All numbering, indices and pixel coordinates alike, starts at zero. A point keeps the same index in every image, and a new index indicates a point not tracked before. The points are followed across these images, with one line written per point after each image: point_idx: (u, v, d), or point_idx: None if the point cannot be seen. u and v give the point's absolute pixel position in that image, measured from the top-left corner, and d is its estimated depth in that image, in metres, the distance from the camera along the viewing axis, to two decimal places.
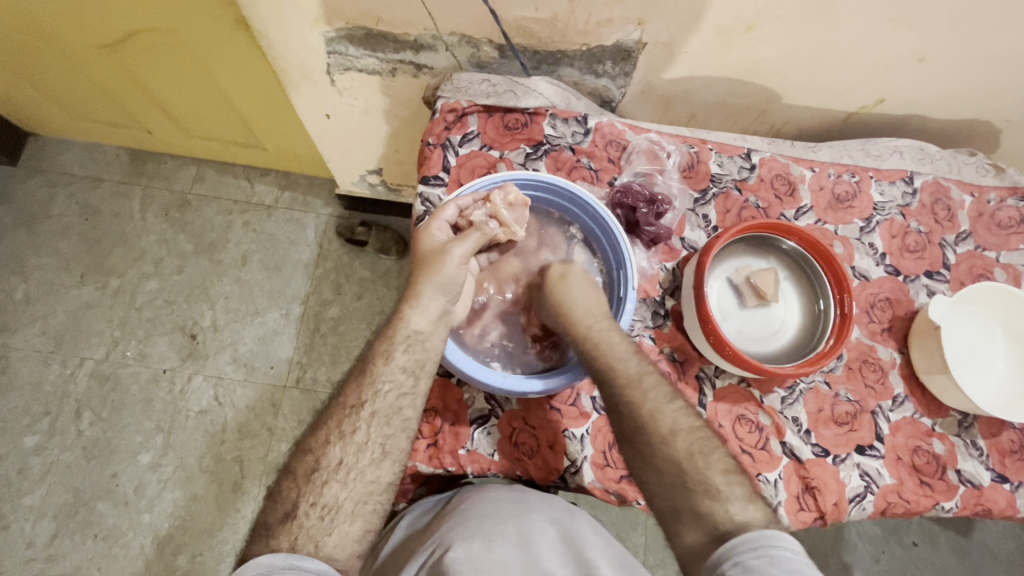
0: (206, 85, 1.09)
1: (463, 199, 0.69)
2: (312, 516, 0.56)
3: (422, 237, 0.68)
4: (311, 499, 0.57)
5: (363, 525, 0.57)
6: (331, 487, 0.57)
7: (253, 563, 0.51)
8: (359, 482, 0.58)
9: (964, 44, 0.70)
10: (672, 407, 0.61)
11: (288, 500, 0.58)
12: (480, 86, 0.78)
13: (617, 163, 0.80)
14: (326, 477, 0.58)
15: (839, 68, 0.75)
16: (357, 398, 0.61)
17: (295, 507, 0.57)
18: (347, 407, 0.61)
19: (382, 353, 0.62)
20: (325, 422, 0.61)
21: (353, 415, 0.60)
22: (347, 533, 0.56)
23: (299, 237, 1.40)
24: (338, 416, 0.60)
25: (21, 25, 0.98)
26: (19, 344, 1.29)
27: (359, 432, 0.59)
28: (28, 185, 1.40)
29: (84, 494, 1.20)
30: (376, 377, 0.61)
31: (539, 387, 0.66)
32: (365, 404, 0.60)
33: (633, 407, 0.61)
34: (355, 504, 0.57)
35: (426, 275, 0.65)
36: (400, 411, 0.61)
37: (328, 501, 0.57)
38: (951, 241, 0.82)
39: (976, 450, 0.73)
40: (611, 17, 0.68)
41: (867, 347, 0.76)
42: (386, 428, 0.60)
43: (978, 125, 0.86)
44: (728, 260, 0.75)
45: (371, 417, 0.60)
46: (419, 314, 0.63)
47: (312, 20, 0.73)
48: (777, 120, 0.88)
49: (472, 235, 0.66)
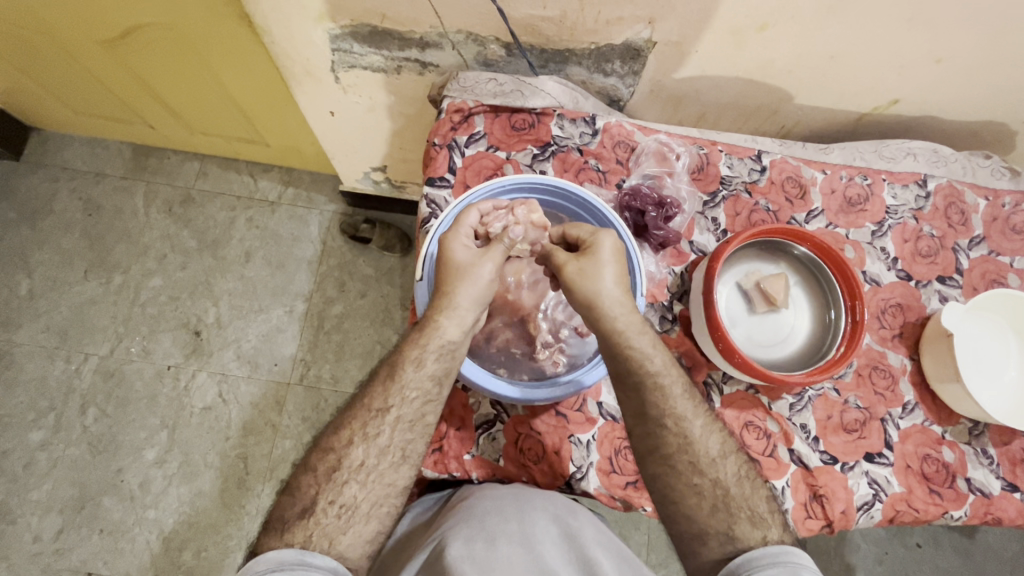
0: (209, 80, 1.08)
1: (484, 205, 0.66)
2: (329, 514, 0.56)
3: (449, 247, 0.63)
4: (329, 497, 0.57)
5: (376, 526, 0.57)
6: (350, 487, 0.57)
7: (262, 558, 0.51)
8: (378, 483, 0.58)
9: (983, 43, 0.68)
10: (688, 408, 0.61)
11: (307, 495, 0.57)
12: (486, 85, 0.77)
13: (625, 164, 0.79)
14: (346, 476, 0.58)
15: (854, 68, 0.73)
16: (384, 401, 0.60)
17: (314, 503, 0.56)
18: (372, 409, 0.60)
19: (412, 359, 0.60)
20: (348, 422, 0.60)
21: (378, 419, 0.59)
22: (361, 533, 0.56)
23: (303, 234, 1.39)
24: (362, 417, 0.60)
25: (25, 21, 0.97)
26: (23, 340, 1.29)
27: (383, 434, 0.59)
28: (31, 180, 1.39)
29: (90, 489, 1.20)
30: (405, 381, 0.60)
31: (512, 393, 0.65)
32: (391, 409, 0.59)
33: (646, 407, 0.60)
34: (372, 505, 0.57)
35: (457, 282, 0.62)
36: (424, 418, 0.60)
37: (346, 500, 0.57)
38: (965, 246, 0.81)
39: (986, 458, 0.72)
40: (622, 16, 0.67)
41: (878, 353, 0.75)
42: (409, 432, 0.60)
43: (993, 127, 0.85)
44: (738, 265, 0.74)
45: (396, 422, 0.59)
46: (450, 321, 0.61)
47: (316, 18, 0.72)
48: (787, 121, 0.86)
49: (500, 244, 0.64)
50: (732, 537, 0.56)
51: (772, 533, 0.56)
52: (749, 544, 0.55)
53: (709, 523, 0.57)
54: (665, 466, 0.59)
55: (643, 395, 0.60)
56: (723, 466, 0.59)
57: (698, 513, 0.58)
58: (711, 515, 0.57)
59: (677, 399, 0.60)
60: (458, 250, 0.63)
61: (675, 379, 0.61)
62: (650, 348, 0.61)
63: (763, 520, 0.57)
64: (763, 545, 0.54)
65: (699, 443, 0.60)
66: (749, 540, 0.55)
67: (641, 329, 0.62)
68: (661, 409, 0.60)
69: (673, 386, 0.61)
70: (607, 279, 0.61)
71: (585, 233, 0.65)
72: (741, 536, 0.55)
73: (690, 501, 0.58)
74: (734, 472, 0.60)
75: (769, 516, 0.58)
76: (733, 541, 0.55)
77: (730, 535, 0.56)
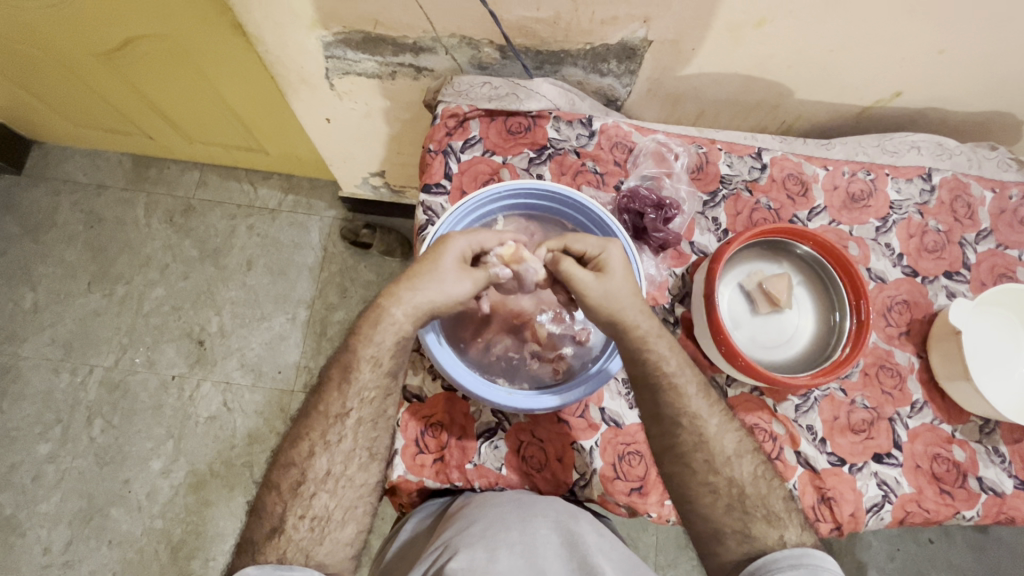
0: (207, 91, 1.08)
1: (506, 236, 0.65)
2: (301, 528, 0.56)
3: (450, 236, 0.62)
4: (299, 511, 0.57)
5: (355, 527, 0.59)
6: (319, 498, 0.58)
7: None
8: (348, 488, 0.59)
9: (985, 34, 0.67)
10: (676, 409, 0.60)
11: (274, 515, 0.57)
12: (480, 89, 0.76)
13: (623, 165, 0.78)
14: (313, 488, 0.58)
15: (854, 61, 0.72)
16: (341, 406, 0.59)
17: (282, 522, 0.57)
18: (329, 415, 0.59)
19: (369, 359, 0.60)
20: (303, 433, 0.60)
21: (337, 424, 0.59)
22: (338, 539, 0.58)
23: (303, 241, 1.39)
24: (321, 425, 0.59)
25: (24, 38, 0.98)
26: (30, 354, 1.29)
27: (345, 440, 0.59)
28: (33, 194, 1.39)
29: (98, 500, 1.21)
30: (361, 384, 0.60)
31: (548, 403, 0.63)
32: (351, 412, 0.59)
33: (663, 406, 0.60)
34: (345, 510, 0.59)
35: (427, 266, 0.60)
36: (385, 412, 0.61)
37: (317, 513, 0.57)
38: (972, 240, 0.79)
39: (998, 457, 0.71)
40: (616, 15, 0.66)
41: (885, 352, 0.74)
42: (372, 430, 0.61)
43: (999, 117, 0.83)
44: (740, 266, 0.73)
45: (357, 424, 0.60)
46: (400, 309, 0.59)
47: (309, 25, 0.71)
48: (788, 116, 0.85)
49: (484, 271, 0.62)
50: (749, 536, 0.56)
51: (790, 533, 0.56)
52: (768, 545, 0.55)
53: (721, 519, 0.57)
54: (682, 465, 0.59)
55: (661, 395, 0.60)
56: (740, 465, 0.59)
57: (714, 513, 0.58)
58: (727, 514, 0.57)
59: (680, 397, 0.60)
60: (458, 244, 0.61)
61: (690, 380, 0.61)
62: (667, 350, 0.61)
63: (780, 518, 0.57)
64: (783, 546, 0.54)
65: (717, 441, 0.60)
66: (766, 540, 0.55)
67: (658, 333, 0.61)
68: (676, 409, 0.60)
69: (671, 377, 0.60)
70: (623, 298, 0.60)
71: (592, 248, 0.62)
72: (758, 536, 0.56)
73: (706, 500, 0.58)
74: (740, 469, 0.59)
75: (786, 515, 0.57)
76: (750, 540, 0.55)
77: (748, 534, 0.56)
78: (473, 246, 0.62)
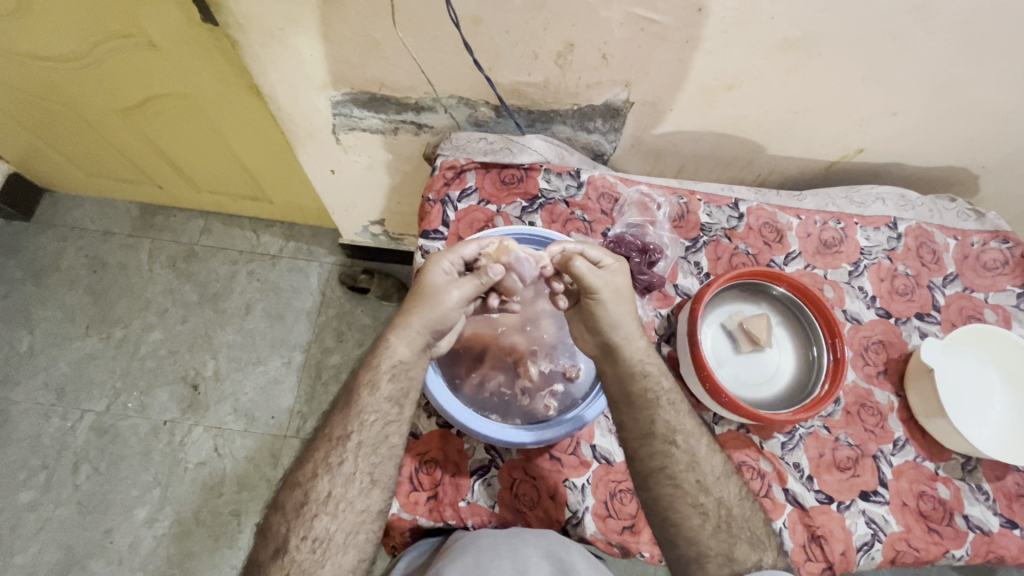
0: (219, 145, 1.15)
1: (485, 241, 0.68)
2: (303, 549, 0.57)
3: (430, 261, 0.66)
4: (301, 533, 0.57)
5: (356, 555, 0.58)
6: (320, 520, 0.58)
7: None
8: (349, 512, 0.59)
9: (931, 99, 0.74)
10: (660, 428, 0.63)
11: (278, 535, 0.58)
12: (477, 144, 0.83)
13: (609, 215, 0.84)
14: (316, 509, 0.58)
15: (815, 122, 0.79)
16: (343, 428, 0.61)
17: (286, 542, 0.57)
18: (332, 438, 0.61)
19: (366, 382, 0.62)
20: (310, 456, 0.61)
21: (339, 446, 0.60)
22: (339, 564, 0.57)
23: (302, 286, 1.43)
24: (324, 448, 0.61)
25: (48, 93, 1.04)
26: (21, 398, 1.29)
27: (345, 462, 0.60)
28: (40, 240, 1.44)
29: (78, 551, 1.17)
30: (360, 407, 0.62)
31: (537, 437, 0.66)
32: (351, 435, 0.61)
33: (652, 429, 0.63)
34: (347, 534, 0.58)
35: (416, 295, 0.65)
36: (387, 439, 0.62)
37: (318, 534, 0.57)
38: (940, 284, 0.84)
39: (982, 494, 0.72)
40: (600, 80, 0.73)
41: (865, 391, 0.76)
42: (373, 456, 0.61)
43: (956, 172, 0.90)
44: (721, 306, 0.77)
45: (357, 447, 0.60)
46: (398, 339, 0.63)
47: (319, 86, 0.78)
48: (762, 170, 0.92)
49: (473, 279, 0.65)
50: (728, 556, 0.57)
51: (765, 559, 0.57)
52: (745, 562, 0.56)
53: (712, 544, 0.58)
54: (674, 488, 0.61)
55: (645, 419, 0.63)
56: (720, 487, 0.61)
57: (696, 532, 0.59)
58: (710, 535, 0.58)
59: (664, 417, 0.63)
60: (437, 263, 0.65)
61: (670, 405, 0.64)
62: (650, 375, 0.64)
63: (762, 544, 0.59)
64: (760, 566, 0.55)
65: (706, 463, 0.62)
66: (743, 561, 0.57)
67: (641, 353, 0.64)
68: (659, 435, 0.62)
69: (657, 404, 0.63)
70: (608, 307, 0.65)
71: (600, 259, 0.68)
72: (738, 558, 0.57)
73: (688, 519, 0.60)
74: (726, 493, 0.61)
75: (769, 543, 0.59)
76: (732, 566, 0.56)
77: (731, 557, 0.57)
78: (455, 263, 0.66)
